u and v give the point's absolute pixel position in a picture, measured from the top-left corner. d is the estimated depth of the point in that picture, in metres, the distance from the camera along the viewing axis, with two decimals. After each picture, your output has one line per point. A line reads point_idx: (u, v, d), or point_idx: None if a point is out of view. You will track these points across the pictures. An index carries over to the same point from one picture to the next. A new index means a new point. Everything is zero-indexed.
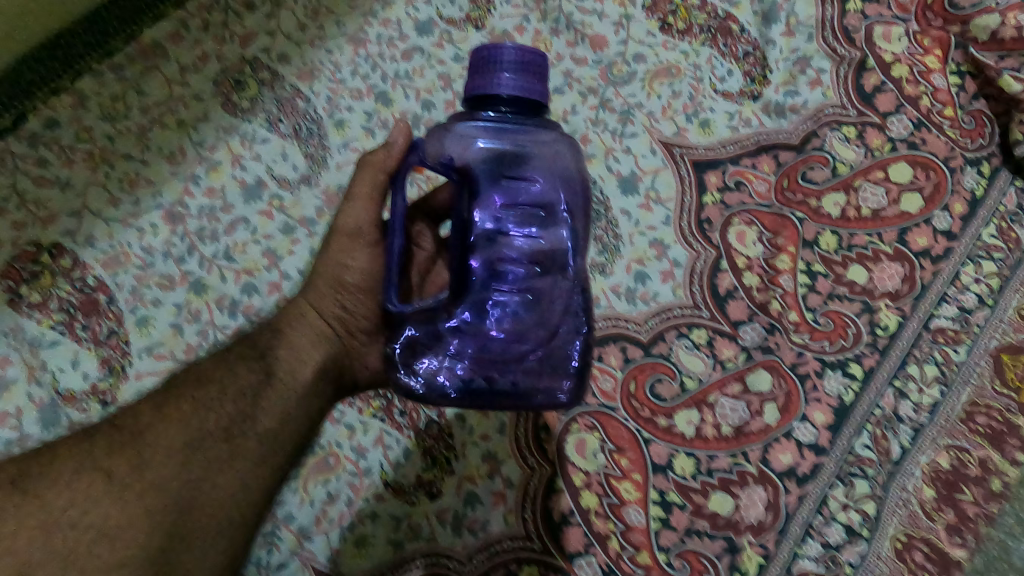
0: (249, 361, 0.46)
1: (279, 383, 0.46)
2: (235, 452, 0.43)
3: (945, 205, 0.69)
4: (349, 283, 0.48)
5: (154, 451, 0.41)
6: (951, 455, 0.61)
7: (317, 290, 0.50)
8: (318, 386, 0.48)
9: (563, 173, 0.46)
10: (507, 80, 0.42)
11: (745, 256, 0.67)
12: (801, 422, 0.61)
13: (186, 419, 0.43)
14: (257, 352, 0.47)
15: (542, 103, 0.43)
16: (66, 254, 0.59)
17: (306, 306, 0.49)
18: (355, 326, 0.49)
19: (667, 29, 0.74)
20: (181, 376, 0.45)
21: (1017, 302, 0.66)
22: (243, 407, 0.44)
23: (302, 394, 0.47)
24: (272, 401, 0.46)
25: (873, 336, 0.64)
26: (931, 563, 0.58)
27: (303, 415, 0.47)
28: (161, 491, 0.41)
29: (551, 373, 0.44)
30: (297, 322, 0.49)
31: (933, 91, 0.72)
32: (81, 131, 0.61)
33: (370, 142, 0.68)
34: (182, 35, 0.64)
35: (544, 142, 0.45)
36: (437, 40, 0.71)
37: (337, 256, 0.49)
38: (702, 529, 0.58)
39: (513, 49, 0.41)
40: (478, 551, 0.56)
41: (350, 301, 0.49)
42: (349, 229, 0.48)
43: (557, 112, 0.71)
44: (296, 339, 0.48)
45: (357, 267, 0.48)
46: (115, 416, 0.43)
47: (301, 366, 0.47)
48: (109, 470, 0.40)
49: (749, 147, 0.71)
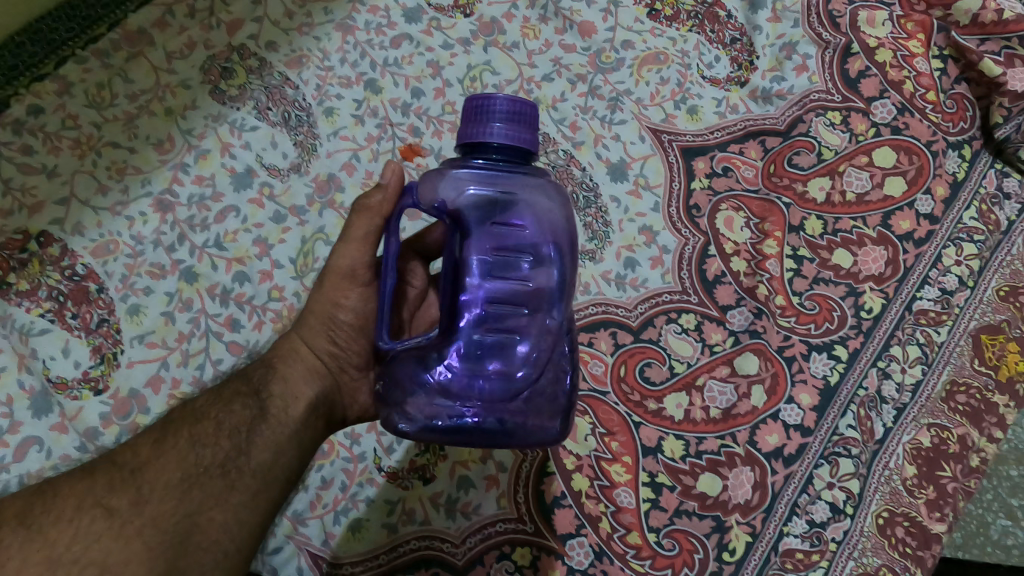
0: (244, 398, 0.45)
1: (273, 420, 0.44)
2: (231, 489, 0.42)
3: (927, 189, 0.70)
4: (342, 322, 0.48)
5: (153, 487, 0.40)
6: (932, 432, 0.62)
7: (309, 326, 0.49)
8: (313, 421, 0.47)
9: (554, 219, 0.45)
10: (498, 130, 0.41)
11: (733, 241, 0.68)
12: (788, 404, 0.62)
13: (182, 454, 0.42)
14: (250, 389, 0.45)
15: (532, 150, 0.43)
16: (54, 242, 0.59)
17: (298, 341, 0.49)
18: (346, 361, 0.49)
19: (655, 15, 0.75)
20: (175, 414, 0.44)
21: (996, 283, 0.68)
22: (238, 444, 0.43)
23: (296, 429, 0.45)
24: (266, 436, 0.44)
25: (857, 319, 0.65)
26: (912, 537, 0.59)
27: (296, 449, 0.45)
28: (160, 527, 0.40)
29: (539, 413, 0.44)
30: (290, 357, 0.48)
31: (916, 75, 0.73)
32: (67, 118, 0.61)
33: (360, 129, 0.67)
34: (167, 22, 0.65)
35: (534, 188, 0.44)
36: (426, 27, 0.72)
37: (330, 294, 0.49)
38: (691, 509, 0.59)
39: (504, 100, 0.41)
40: (471, 533, 0.56)
41: (343, 337, 0.49)
42: (345, 269, 0.48)
43: (546, 98, 0.71)
44: (290, 375, 0.47)
45: (351, 307, 0.48)
46: (116, 451, 0.42)
47: (296, 401, 0.46)
48: (109, 506, 0.39)
49: (735, 133, 0.72)
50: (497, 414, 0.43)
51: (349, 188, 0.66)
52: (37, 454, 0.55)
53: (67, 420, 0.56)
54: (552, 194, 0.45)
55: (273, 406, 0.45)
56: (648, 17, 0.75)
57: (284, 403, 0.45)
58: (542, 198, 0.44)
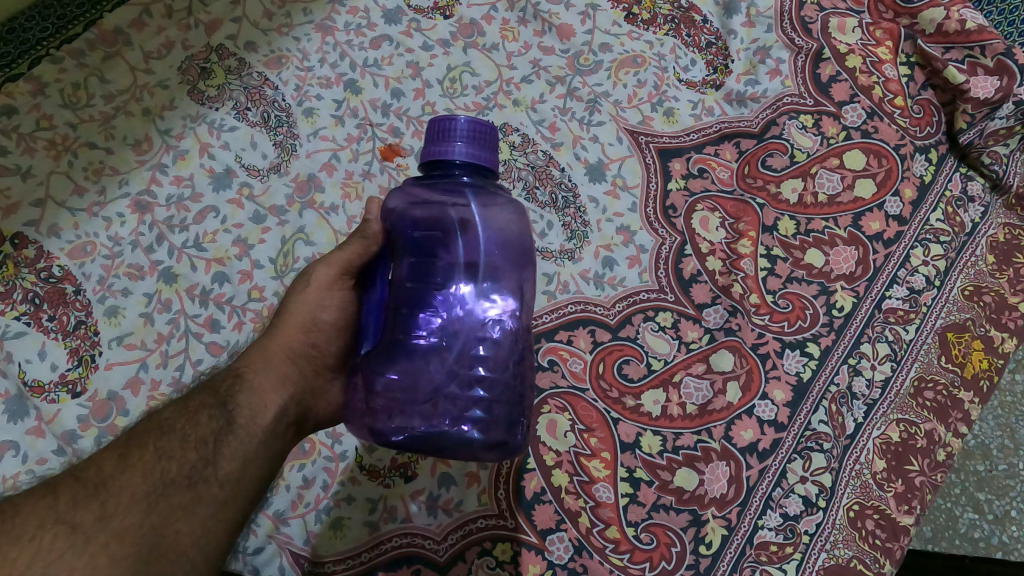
0: (210, 409, 0.44)
1: (241, 430, 0.44)
2: (200, 499, 0.41)
3: (896, 191, 0.72)
4: (322, 324, 0.50)
5: (118, 501, 0.39)
6: (900, 428, 0.64)
7: (284, 331, 0.50)
8: (281, 430, 0.46)
9: (514, 237, 0.47)
10: (460, 148, 0.43)
11: (708, 240, 0.69)
12: (762, 400, 0.64)
13: (148, 466, 0.41)
14: (217, 399, 0.45)
15: (492, 170, 0.45)
16: (30, 244, 0.59)
17: (269, 346, 0.49)
18: (320, 364, 0.50)
19: (632, 19, 0.77)
20: (139, 428, 0.43)
21: (961, 283, 0.70)
22: (206, 453, 0.42)
23: (265, 436, 0.45)
24: (234, 446, 0.43)
25: (829, 317, 0.67)
26: (881, 529, 0.61)
27: (264, 459, 0.45)
28: (127, 541, 0.38)
29: (475, 416, 0.43)
30: (261, 362, 0.48)
31: (884, 81, 0.75)
32: (42, 119, 0.61)
33: (340, 129, 0.68)
34: (144, 22, 0.65)
35: (495, 205, 0.46)
36: (405, 29, 0.72)
37: (312, 301, 0.50)
38: (669, 503, 0.60)
39: (466, 122, 0.43)
40: (452, 530, 0.57)
41: (321, 338, 0.50)
42: (329, 275, 0.51)
43: (525, 100, 0.72)
44: (259, 382, 0.46)
45: (333, 311, 0.51)
46: (75, 467, 0.40)
47: (264, 410, 0.45)
48: (73, 521, 0.37)
49: (711, 135, 0.73)
50: (428, 421, 0.43)
51: (329, 188, 0.66)
52: (13, 458, 0.54)
53: (44, 423, 0.55)
54: (511, 213, 0.48)
55: (241, 415, 0.44)
56: (626, 21, 0.77)
57: (252, 411, 0.45)
58: (502, 213, 0.47)
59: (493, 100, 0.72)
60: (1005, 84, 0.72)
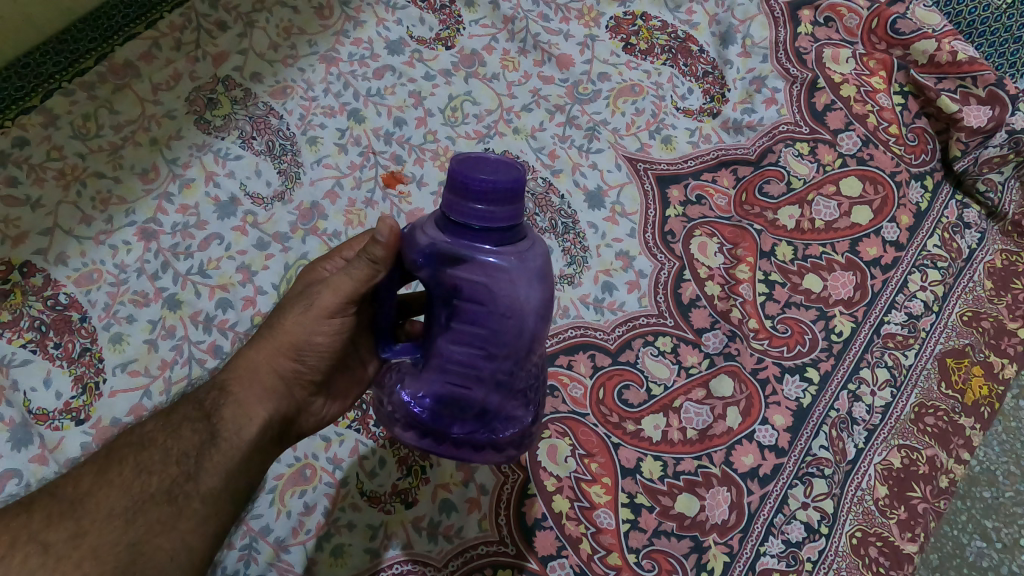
0: (193, 422, 0.43)
1: (224, 446, 0.42)
2: (180, 515, 0.39)
3: (893, 217, 0.73)
4: (316, 347, 0.47)
5: (94, 518, 0.38)
6: (902, 454, 0.64)
7: (272, 346, 0.46)
8: (265, 444, 0.45)
9: (536, 280, 0.42)
10: (475, 211, 0.39)
11: (707, 266, 0.70)
12: (762, 425, 0.64)
13: (127, 482, 0.39)
14: (201, 413, 0.43)
15: (511, 224, 0.40)
16: (37, 272, 0.59)
17: (257, 359, 0.46)
18: (306, 379, 0.48)
19: (630, 49, 0.79)
20: (119, 442, 0.42)
21: (959, 308, 0.71)
22: (187, 468, 0.41)
23: (249, 452, 0.43)
24: (217, 462, 0.42)
25: (828, 342, 0.67)
26: (885, 557, 0.61)
27: (247, 473, 0.43)
28: (101, 559, 0.37)
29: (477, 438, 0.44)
30: (251, 374, 0.46)
31: (879, 109, 0.76)
32: (52, 150, 0.61)
33: (343, 157, 0.69)
34: (154, 55, 0.66)
35: (517, 247, 0.41)
36: (408, 59, 0.74)
37: (306, 326, 0.47)
38: (669, 529, 0.60)
39: (483, 181, 0.38)
40: (453, 556, 0.57)
41: (311, 359, 0.47)
42: (334, 302, 0.46)
43: (525, 128, 0.74)
44: (245, 397, 0.44)
45: (330, 334, 0.47)
46: (51, 483, 0.39)
47: (249, 424, 0.44)
48: (46, 540, 0.36)
49: (708, 163, 0.75)
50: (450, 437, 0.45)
51: (332, 215, 0.67)
52: (14, 487, 0.53)
53: (47, 451, 0.55)
54: (538, 245, 0.42)
55: (225, 429, 0.43)
56: (623, 51, 0.78)
57: (237, 426, 0.43)
58: (525, 257, 0.41)
59: (494, 129, 0.73)
60: (997, 114, 0.73)
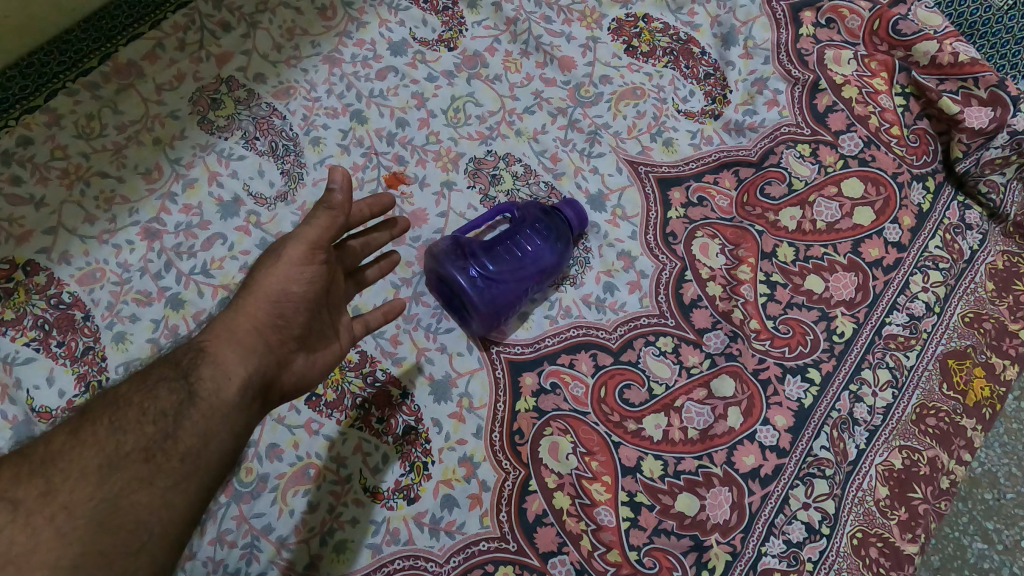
0: (171, 382, 0.40)
1: (204, 400, 0.40)
2: (161, 471, 0.37)
3: (895, 218, 0.73)
4: (291, 300, 0.46)
5: (67, 475, 0.35)
6: (903, 454, 0.64)
7: (247, 304, 0.45)
8: (248, 403, 0.43)
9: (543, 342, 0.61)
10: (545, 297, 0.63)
11: (708, 266, 0.70)
12: (764, 425, 0.64)
13: (101, 440, 0.37)
14: (178, 371, 0.41)
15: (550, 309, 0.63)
16: (40, 271, 0.60)
17: (232, 319, 0.45)
18: (281, 339, 0.46)
19: (631, 51, 0.79)
20: (93, 403, 0.39)
21: (961, 309, 0.71)
22: (166, 425, 0.39)
23: (230, 407, 0.41)
24: (197, 418, 0.40)
25: (830, 342, 0.67)
26: (885, 558, 0.61)
27: (229, 430, 0.41)
28: (74, 515, 0.34)
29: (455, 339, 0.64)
30: (233, 333, 0.44)
31: (880, 111, 0.76)
32: (55, 149, 0.62)
33: (346, 158, 0.69)
34: (157, 55, 0.67)
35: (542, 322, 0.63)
36: (411, 60, 0.74)
37: (280, 278, 0.46)
38: (670, 528, 0.60)
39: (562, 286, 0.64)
40: (455, 552, 0.57)
41: (288, 312, 0.46)
42: (302, 251, 0.47)
43: (527, 130, 0.74)
44: (223, 354, 0.43)
45: (303, 286, 0.47)
46: (21, 446, 0.37)
47: (228, 380, 0.42)
48: (14, 499, 0.33)
49: (710, 164, 0.75)
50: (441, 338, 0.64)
51: None
52: None
53: None
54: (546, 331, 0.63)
55: (204, 387, 0.41)
56: (625, 53, 0.79)
57: (216, 383, 0.41)
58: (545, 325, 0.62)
59: (496, 130, 0.73)
60: (999, 115, 0.73)
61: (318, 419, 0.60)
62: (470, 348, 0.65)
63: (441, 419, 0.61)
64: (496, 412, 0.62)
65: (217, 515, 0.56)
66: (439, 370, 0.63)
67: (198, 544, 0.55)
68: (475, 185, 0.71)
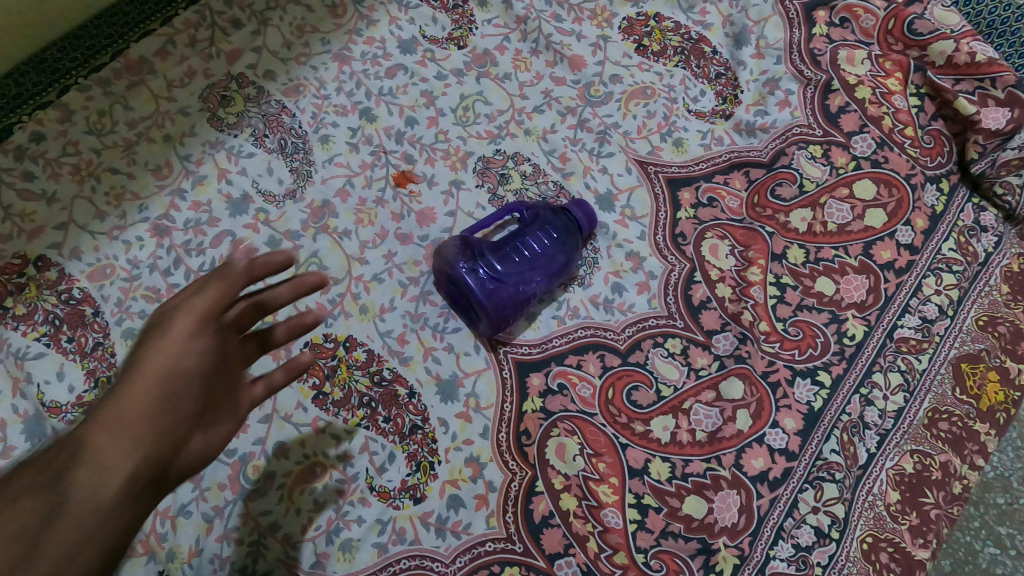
0: (32, 491, 0.34)
1: (74, 510, 0.35)
2: None
3: (907, 220, 0.72)
4: (185, 377, 0.40)
5: None
6: (915, 459, 0.64)
7: (133, 384, 0.39)
8: (134, 503, 0.37)
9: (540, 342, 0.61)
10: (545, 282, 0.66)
11: (718, 268, 0.70)
12: (773, 428, 0.63)
13: None
14: (43, 476, 0.35)
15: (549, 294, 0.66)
16: (52, 267, 0.60)
17: (114, 403, 0.38)
18: (180, 419, 0.40)
19: (642, 51, 0.78)
20: None
21: (974, 313, 0.70)
22: (28, 543, 0.33)
23: (112, 513, 0.36)
24: (67, 531, 0.34)
25: (840, 345, 0.67)
26: (896, 563, 0.60)
27: (110, 539, 0.36)
28: None
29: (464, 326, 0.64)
30: (107, 427, 0.37)
31: (894, 112, 0.76)
32: (67, 145, 0.62)
33: (355, 156, 0.69)
34: (169, 51, 0.66)
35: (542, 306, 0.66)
36: (420, 59, 0.74)
37: (170, 353, 0.40)
38: (677, 531, 0.59)
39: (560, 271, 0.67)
40: (461, 553, 0.57)
41: (183, 391, 0.40)
42: (194, 321, 0.41)
43: (537, 130, 0.74)
44: (100, 450, 0.36)
45: (199, 362, 0.41)
46: None
47: (107, 481, 0.36)
48: None
49: (720, 165, 0.74)
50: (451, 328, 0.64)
51: (343, 214, 0.67)
52: None
53: None
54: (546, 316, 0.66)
55: (76, 493, 0.35)
56: (636, 52, 0.78)
57: (92, 487, 0.35)
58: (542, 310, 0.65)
59: (505, 129, 0.73)
60: (1016, 116, 0.72)
61: (325, 418, 0.60)
62: (477, 348, 0.64)
63: (448, 419, 0.61)
64: (502, 412, 0.62)
65: (223, 512, 0.56)
66: (445, 370, 0.63)
67: (205, 541, 0.55)
68: (484, 184, 0.71)
